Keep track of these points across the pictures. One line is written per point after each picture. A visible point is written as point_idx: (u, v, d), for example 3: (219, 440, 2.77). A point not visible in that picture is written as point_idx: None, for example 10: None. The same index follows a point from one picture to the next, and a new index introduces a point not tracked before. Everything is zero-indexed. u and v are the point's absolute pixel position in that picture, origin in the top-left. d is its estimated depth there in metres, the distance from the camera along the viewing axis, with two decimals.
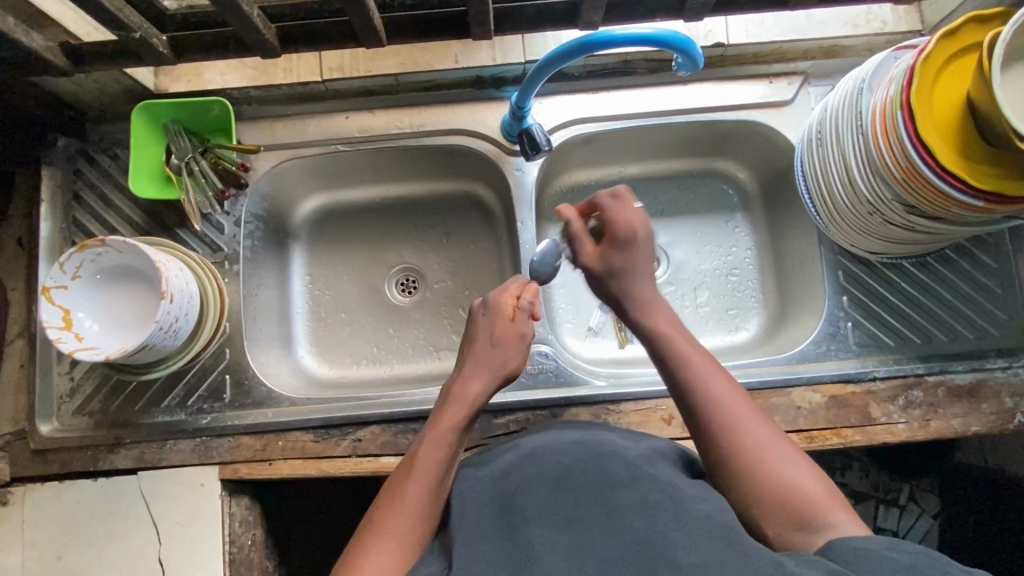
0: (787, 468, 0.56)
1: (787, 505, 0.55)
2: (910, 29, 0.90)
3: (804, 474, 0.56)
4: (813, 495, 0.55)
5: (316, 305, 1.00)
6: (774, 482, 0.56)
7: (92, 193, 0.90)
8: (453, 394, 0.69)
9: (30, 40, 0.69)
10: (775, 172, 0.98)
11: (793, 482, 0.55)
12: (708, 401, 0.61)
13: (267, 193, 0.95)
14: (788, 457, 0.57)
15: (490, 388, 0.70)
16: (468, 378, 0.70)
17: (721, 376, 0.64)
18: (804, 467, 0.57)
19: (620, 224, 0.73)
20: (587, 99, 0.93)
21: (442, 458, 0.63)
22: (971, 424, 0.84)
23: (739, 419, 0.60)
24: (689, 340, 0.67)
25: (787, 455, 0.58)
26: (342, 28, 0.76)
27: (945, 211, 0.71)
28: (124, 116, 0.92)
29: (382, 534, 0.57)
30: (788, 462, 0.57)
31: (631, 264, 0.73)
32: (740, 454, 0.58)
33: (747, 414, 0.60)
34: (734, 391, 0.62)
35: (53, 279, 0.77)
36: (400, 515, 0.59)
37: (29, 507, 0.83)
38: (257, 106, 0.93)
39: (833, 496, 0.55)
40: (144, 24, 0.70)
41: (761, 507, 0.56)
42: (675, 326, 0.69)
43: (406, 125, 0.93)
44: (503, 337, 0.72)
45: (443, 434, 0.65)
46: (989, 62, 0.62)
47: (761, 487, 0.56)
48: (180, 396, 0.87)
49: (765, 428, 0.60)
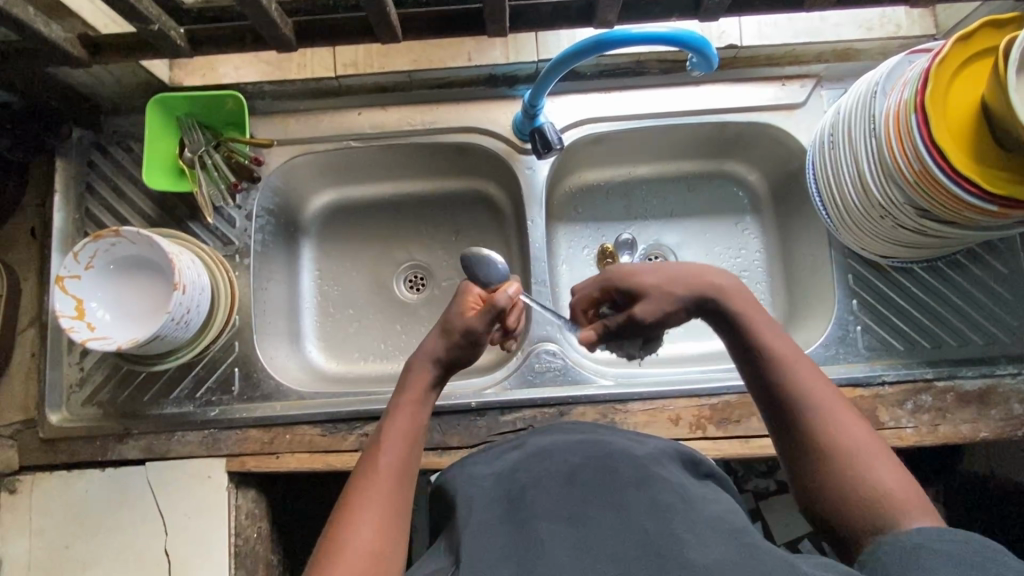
0: (871, 467, 0.54)
1: (873, 510, 0.52)
2: (925, 33, 0.90)
3: (889, 475, 0.54)
4: (895, 495, 0.53)
5: (325, 300, 1.00)
6: (856, 481, 0.54)
7: (105, 185, 0.91)
8: (411, 372, 0.66)
9: (50, 30, 0.69)
10: (787, 174, 0.98)
11: (874, 482, 0.53)
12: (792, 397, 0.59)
13: (279, 188, 0.95)
14: (872, 456, 0.55)
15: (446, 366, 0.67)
16: (426, 354, 0.66)
17: (808, 364, 0.61)
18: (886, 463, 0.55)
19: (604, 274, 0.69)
20: (599, 99, 0.93)
21: (405, 436, 0.62)
22: (979, 429, 0.84)
23: (822, 412, 0.57)
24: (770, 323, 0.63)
25: (868, 451, 0.55)
26: (357, 23, 0.76)
27: (958, 215, 0.71)
28: (138, 108, 0.93)
29: (358, 511, 0.57)
30: (873, 460, 0.55)
31: (657, 274, 0.65)
32: (823, 457, 0.56)
33: (832, 403, 0.58)
34: (819, 383, 0.59)
35: (67, 269, 0.78)
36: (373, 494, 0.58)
37: (37, 495, 0.83)
38: (270, 101, 0.93)
39: (917, 497, 0.52)
40: (163, 16, 0.70)
41: (848, 510, 0.53)
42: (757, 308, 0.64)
43: (419, 122, 0.93)
44: (461, 331, 0.66)
45: (405, 414, 0.64)
46: (1004, 67, 0.61)
47: (843, 489, 0.54)
48: (189, 388, 0.88)
49: (850, 424, 0.57)
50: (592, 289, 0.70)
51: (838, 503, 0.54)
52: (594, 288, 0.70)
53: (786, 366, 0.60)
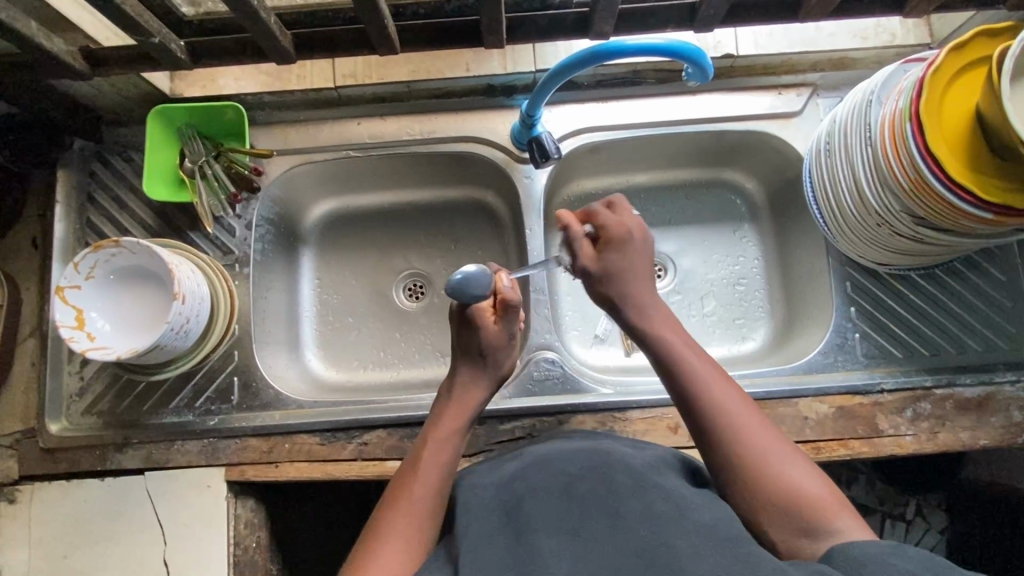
0: (794, 473, 0.57)
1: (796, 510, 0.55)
2: (919, 42, 0.91)
3: (811, 478, 0.57)
4: (820, 497, 0.55)
5: (324, 309, 1.00)
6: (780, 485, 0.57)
7: (107, 195, 0.92)
8: (453, 400, 0.71)
9: (51, 44, 0.70)
10: (784, 182, 0.99)
11: (804, 489, 0.56)
12: (714, 409, 0.62)
13: (279, 198, 0.96)
14: (796, 463, 0.58)
15: (486, 395, 0.73)
16: (467, 382, 0.72)
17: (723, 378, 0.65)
18: (806, 470, 0.58)
19: (620, 231, 0.73)
20: (596, 108, 0.93)
21: (446, 458, 0.65)
22: (978, 437, 0.84)
23: (739, 420, 0.61)
24: (690, 344, 0.68)
25: (790, 457, 0.59)
26: (356, 35, 0.77)
27: (953, 223, 0.71)
28: (139, 118, 0.94)
29: (387, 534, 0.59)
30: (792, 467, 0.58)
31: (627, 269, 0.73)
32: (746, 463, 0.59)
33: (746, 411, 0.62)
34: (741, 397, 0.63)
35: (67, 279, 0.78)
36: (409, 505, 0.61)
37: (37, 505, 0.84)
38: (271, 111, 0.94)
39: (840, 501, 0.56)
40: (163, 30, 0.71)
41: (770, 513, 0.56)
42: (676, 332, 0.70)
43: (417, 132, 0.94)
44: (493, 348, 0.72)
45: (446, 438, 0.67)
46: (998, 75, 0.62)
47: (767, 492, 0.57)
48: (189, 397, 0.88)
49: (772, 434, 0.60)
50: (606, 216, 0.75)
51: (764, 505, 0.57)
52: (606, 219, 0.74)
53: (706, 379, 0.64)
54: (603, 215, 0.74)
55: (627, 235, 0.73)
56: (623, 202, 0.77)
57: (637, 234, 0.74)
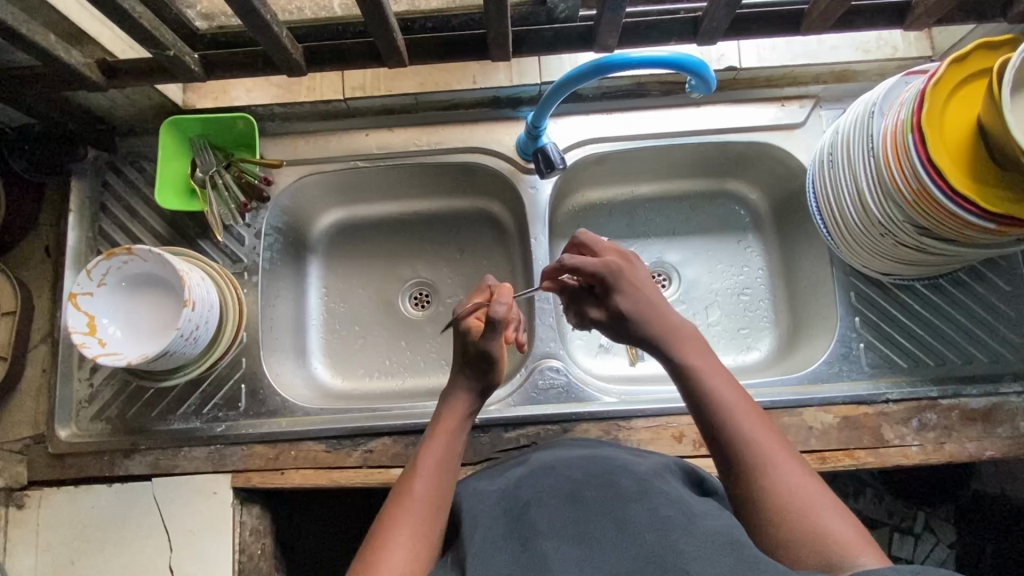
0: (814, 506, 0.54)
1: (812, 547, 0.52)
2: (921, 55, 0.92)
3: (838, 519, 0.54)
4: (843, 538, 0.52)
5: (331, 317, 1.01)
6: (798, 522, 0.54)
7: (119, 204, 0.93)
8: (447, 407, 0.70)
9: (69, 55, 0.72)
10: (787, 192, 1.00)
11: (825, 527, 0.53)
12: (742, 441, 0.59)
13: (288, 207, 0.97)
14: (821, 503, 0.55)
15: (477, 401, 0.71)
16: (458, 389, 0.71)
17: (752, 412, 0.62)
18: (836, 514, 0.54)
19: (603, 273, 0.72)
20: (601, 119, 0.95)
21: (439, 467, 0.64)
22: (985, 448, 0.83)
23: (766, 455, 0.58)
24: (721, 372, 0.65)
25: (818, 496, 0.55)
26: (365, 48, 0.79)
27: (955, 232, 0.72)
28: (152, 130, 0.95)
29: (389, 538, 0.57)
30: (817, 504, 0.55)
31: (633, 304, 0.71)
32: (768, 499, 0.56)
33: (774, 446, 0.59)
34: (769, 433, 0.60)
35: (80, 286, 0.79)
36: (408, 518, 0.59)
37: (45, 510, 0.84)
38: (281, 122, 0.96)
39: (863, 537, 0.53)
40: (177, 42, 0.73)
41: (789, 546, 0.53)
42: (708, 358, 0.67)
43: (425, 143, 0.95)
44: (474, 359, 0.70)
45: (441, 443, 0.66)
46: (998, 87, 0.62)
47: (778, 521, 0.55)
48: (197, 404, 0.89)
49: (798, 471, 0.57)
50: (586, 265, 0.73)
51: (788, 541, 0.54)
52: (585, 269, 0.73)
53: (734, 414, 0.61)
54: (578, 263, 0.73)
55: (619, 273, 0.72)
56: (592, 235, 0.77)
57: (615, 266, 0.72)
